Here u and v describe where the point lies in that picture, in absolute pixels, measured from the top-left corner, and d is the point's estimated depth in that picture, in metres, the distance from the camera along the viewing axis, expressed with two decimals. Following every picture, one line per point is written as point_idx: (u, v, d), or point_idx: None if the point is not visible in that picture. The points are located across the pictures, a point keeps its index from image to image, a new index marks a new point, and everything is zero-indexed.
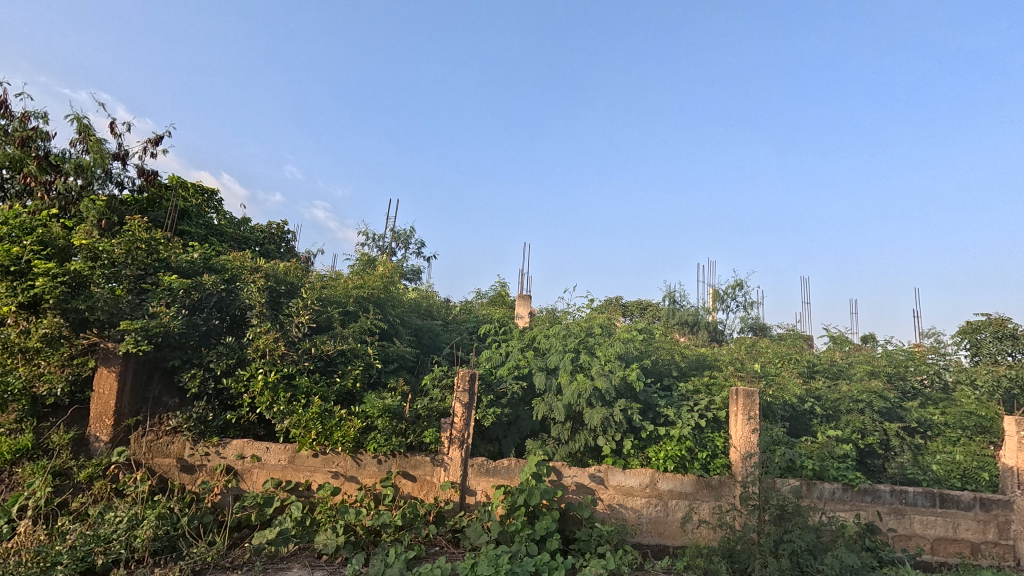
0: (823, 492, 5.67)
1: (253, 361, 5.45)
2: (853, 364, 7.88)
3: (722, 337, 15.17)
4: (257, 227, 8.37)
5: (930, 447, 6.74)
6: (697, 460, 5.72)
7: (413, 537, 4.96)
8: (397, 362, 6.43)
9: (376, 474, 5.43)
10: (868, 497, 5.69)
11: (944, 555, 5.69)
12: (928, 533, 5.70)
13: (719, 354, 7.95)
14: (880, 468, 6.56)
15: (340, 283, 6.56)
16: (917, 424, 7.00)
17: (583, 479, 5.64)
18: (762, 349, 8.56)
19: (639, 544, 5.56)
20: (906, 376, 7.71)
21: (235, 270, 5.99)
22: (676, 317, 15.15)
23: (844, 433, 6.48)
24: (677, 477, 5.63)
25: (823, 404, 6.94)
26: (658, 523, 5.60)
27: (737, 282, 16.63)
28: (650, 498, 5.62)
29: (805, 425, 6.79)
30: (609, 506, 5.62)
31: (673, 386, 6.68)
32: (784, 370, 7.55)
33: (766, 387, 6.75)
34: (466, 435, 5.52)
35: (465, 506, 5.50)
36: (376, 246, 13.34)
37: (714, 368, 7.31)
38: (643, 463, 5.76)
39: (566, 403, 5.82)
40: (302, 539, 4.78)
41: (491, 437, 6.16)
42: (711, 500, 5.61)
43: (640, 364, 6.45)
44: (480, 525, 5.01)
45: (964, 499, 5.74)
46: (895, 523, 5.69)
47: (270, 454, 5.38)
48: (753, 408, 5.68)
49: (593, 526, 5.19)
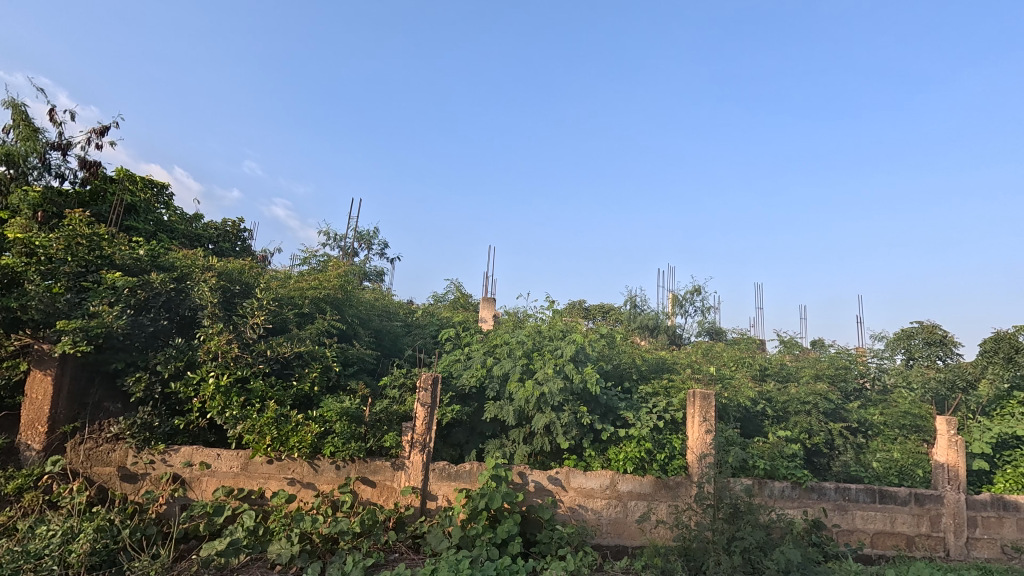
0: (773, 490, 5.91)
1: (205, 364, 5.24)
2: (800, 367, 8.27)
3: (681, 342, 15.56)
4: (211, 224, 7.98)
5: (871, 446, 7.09)
6: (655, 462, 5.86)
7: (371, 544, 4.84)
8: (357, 365, 6.28)
9: (334, 480, 5.30)
10: (814, 495, 5.97)
11: (882, 548, 6.02)
12: (869, 528, 6.03)
13: (678, 356, 8.14)
14: (825, 467, 6.95)
15: (295, 282, 6.32)
16: (858, 423, 7.36)
17: (543, 482, 5.68)
18: (718, 352, 8.81)
19: (599, 545, 5.64)
20: (848, 378, 8.11)
21: (186, 269, 5.69)
22: (637, 321, 15.45)
23: (793, 433, 6.76)
24: (636, 478, 5.76)
25: (774, 406, 7.22)
26: (618, 524, 5.70)
27: (695, 288, 17.08)
28: (610, 500, 5.72)
29: (757, 426, 7.06)
30: (570, 507, 5.68)
31: (633, 389, 6.83)
32: (738, 373, 7.83)
33: (721, 389, 6.94)
34: (427, 439, 5.47)
35: (426, 511, 5.44)
36: (337, 246, 12.99)
37: (672, 371, 7.47)
38: (603, 465, 5.85)
39: (517, 408, 5.90)
40: (254, 549, 4.60)
41: (453, 442, 6.22)
42: (668, 500, 5.78)
43: (598, 366, 6.53)
44: (441, 530, 4.98)
45: (901, 494, 6.10)
46: (838, 518, 5.99)
47: (221, 461, 5.16)
48: (708, 409, 5.92)
49: (553, 528, 5.24)
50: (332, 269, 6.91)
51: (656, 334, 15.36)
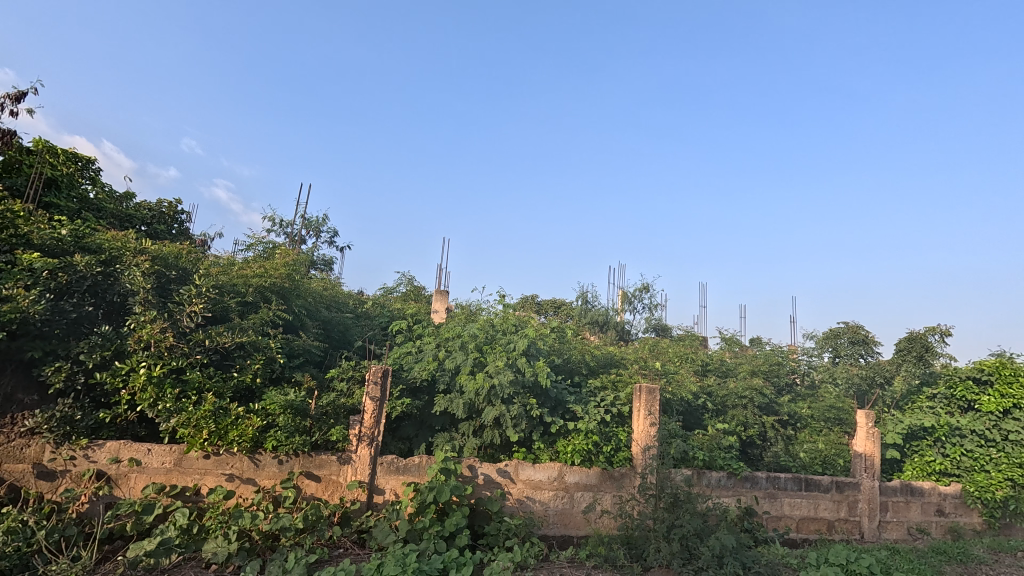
0: (711, 480, 6.21)
1: (135, 354, 4.92)
2: (739, 363, 8.71)
3: (629, 337, 16.01)
4: (144, 204, 7.46)
5: (799, 437, 7.56)
6: (602, 454, 6.00)
7: (314, 540, 4.71)
8: (303, 357, 6.07)
9: (276, 476, 5.12)
10: (747, 484, 6.33)
11: (806, 532, 6.47)
12: (795, 514, 6.45)
13: (626, 352, 8.37)
14: (758, 457, 7.39)
15: (238, 269, 6.03)
16: (789, 416, 7.80)
17: (492, 475, 5.72)
18: (664, 348, 9.13)
19: (546, 535, 5.75)
20: (781, 374, 8.62)
21: (115, 251, 5.28)
22: (587, 317, 15.77)
23: (731, 426, 7.13)
24: (583, 470, 5.91)
25: (714, 400, 7.57)
26: (564, 515, 5.82)
27: (644, 285, 17.59)
28: (558, 491, 5.83)
29: (698, 419, 7.37)
30: (518, 499, 5.75)
31: (582, 383, 6.98)
32: (682, 368, 8.15)
33: (666, 384, 7.21)
34: (375, 432, 5.38)
35: (373, 505, 5.36)
36: (283, 233, 12.47)
37: (620, 365, 7.68)
38: (551, 457, 5.96)
39: (467, 400, 5.89)
40: (187, 548, 4.38)
41: (402, 436, 6.15)
42: (613, 490, 5.96)
43: (549, 361, 6.63)
44: (388, 524, 4.92)
45: (824, 482, 6.57)
46: (768, 505, 6.38)
47: (152, 456, 4.87)
48: (653, 403, 6.14)
49: (501, 520, 5.28)
50: (278, 257, 6.63)
51: (605, 329, 15.71)
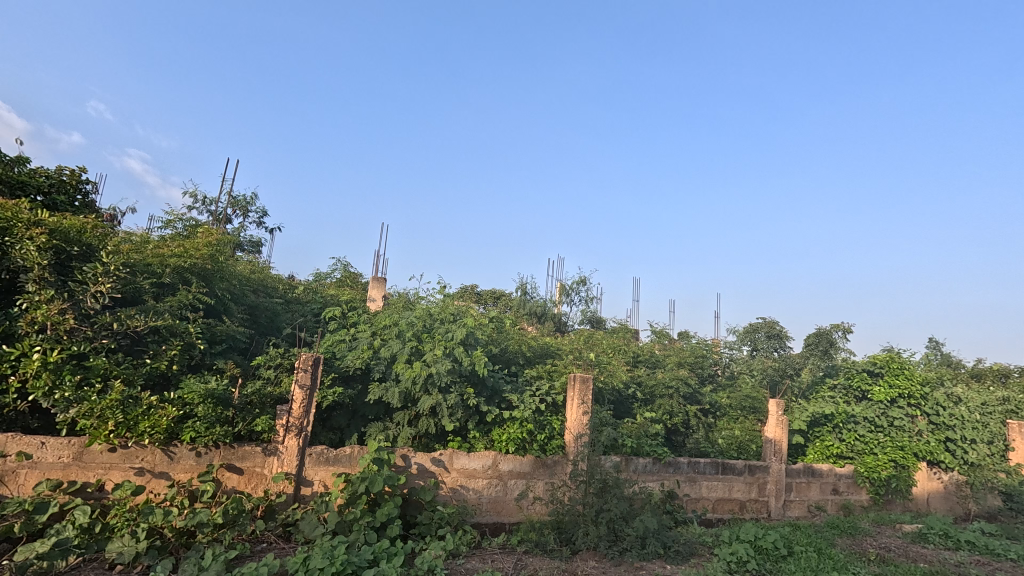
0: (638, 466, 6.50)
1: (28, 338, 4.43)
2: (666, 355, 9.15)
3: (566, 329, 16.38)
4: (41, 170, 6.68)
5: (719, 424, 8.06)
6: (536, 442, 6.13)
7: (235, 536, 4.47)
8: (226, 344, 5.71)
9: (193, 469, 4.81)
10: (671, 468, 6.69)
11: (721, 513, 6.95)
12: (712, 495, 6.91)
13: (562, 343, 8.55)
14: (681, 444, 7.84)
15: (152, 248, 5.56)
16: (710, 405, 8.31)
17: (426, 464, 5.68)
18: (598, 339, 9.43)
19: (478, 523, 5.79)
20: (704, 365, 9.16)
21: (3, 220, 4.67)
22: (526, 308, 15.95)
23: (657, 415, 7.50)
24: (517, 458, 6.00)
25: (643, 389, 7.92)
26: (497, 502, 5.89)
27: (581, 279, 18.01)
28: (491, 479, 5.89)
29: (627, 408, 7.69)
30: (452, 488, 5.75)
31: (519, 372, 7.06)
32: (614, 359, 8.45)
33: (599, 373, 7.44)
34: (304, 422, 5.18)
35: (300, 498, 5.16)
36: (206, 210, 11.62)
37: (556, 356, 7.84)
38: (486, 446, 6.00)
39: (403, 389, 5.80)
40: (87, 549, 4.03)
41: (333, 426, 5.96)
42: (545, 477, 6.11)
43: (486, 351, 6.65)
44: (316, 517, 4.77)
45: (739, 466, 7.09)
46: (688, 489, 6.78)
47: (46, 450, 4.42)
48: (586, 392, 6.31)
49: (434, 509, 5.26)
50: (200, 236, 6.18)
51: (543, 321, 15.95)
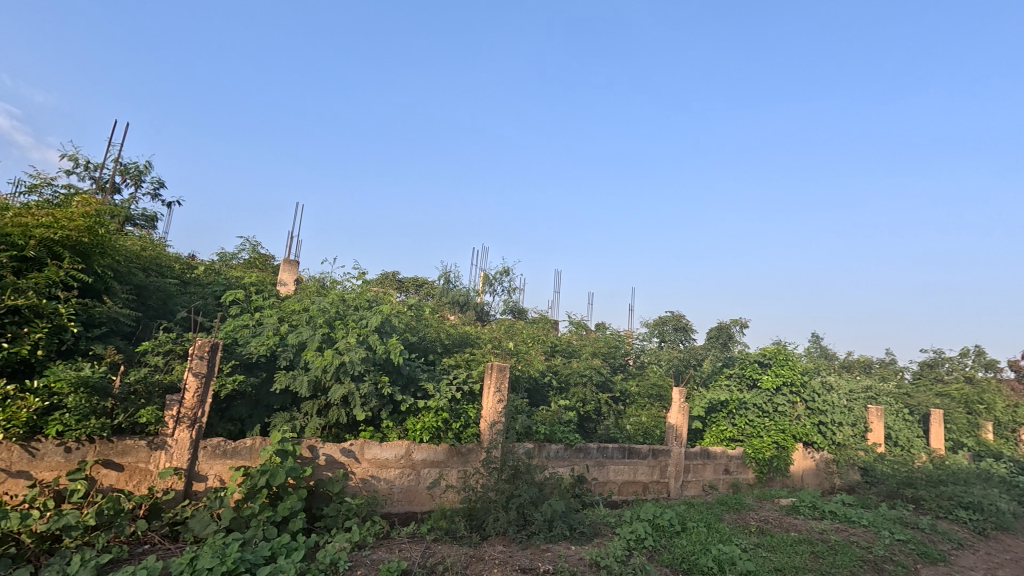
0: (550, 452, 6.69)
1: None
2: (582, 345, 9.48)
3: (487, 318, 16.46)
4: None
5: (628, 411, 8.51)
6: (451, 430, 6.12)
7: (110, 538, 4.06)
8: (106, 327, 5.13)
9: (61, 467, 4.29)
10: (581, 454, 6.97)
11: (625, 494, 7.36)
12: (618, 479, 7.29)
13: (482, 331, 8.57)
14: (592, 430, 8.18)
15: (13, 215, 4.83)
16: (620, 393, 8.73)
17: (335, 455, 5.47)
18: (518, 329, 9.56)
19: (388, 513, 5.70)
20: (617, 355, 9.59)
21: None
22: (448, 296, 15.82)
23: (571, 402, 7.77)
24: (431, 447, 5.95)
25: (558, 378, 8.14)
26: (409, 492, 5.82)
27: (504, 269, 18.15)
28: (404, 469, 5.80)
29: (543, 396, 7.88)
30: (362, 479, 5.59)
31: (436, 361, 7.00)
32: (532, 349, 8.61)
33: (516, 362, 7.56)
34: (198, 413, 4.79)
35: (191, 494, 4.79)
36: (88, 177, 10.32)
37: (475, 345, 7.85)
38: (400, 435, 5.90)
39: (312, 378, 5.54)
40: None
41: (232, 417, 5.57)
42: (459, 465, 6.12)
43: (403, 338, 6.51)
44: (209, 513, 4.45)
45: (644, 450, 7.53)
46: (597, 473, 7.10)
47: None
48: (503, 381, 6.40)
49: (341, 501, 5.09)
50: (76, 204, 5.47)
51: (464, 310, 15.91)
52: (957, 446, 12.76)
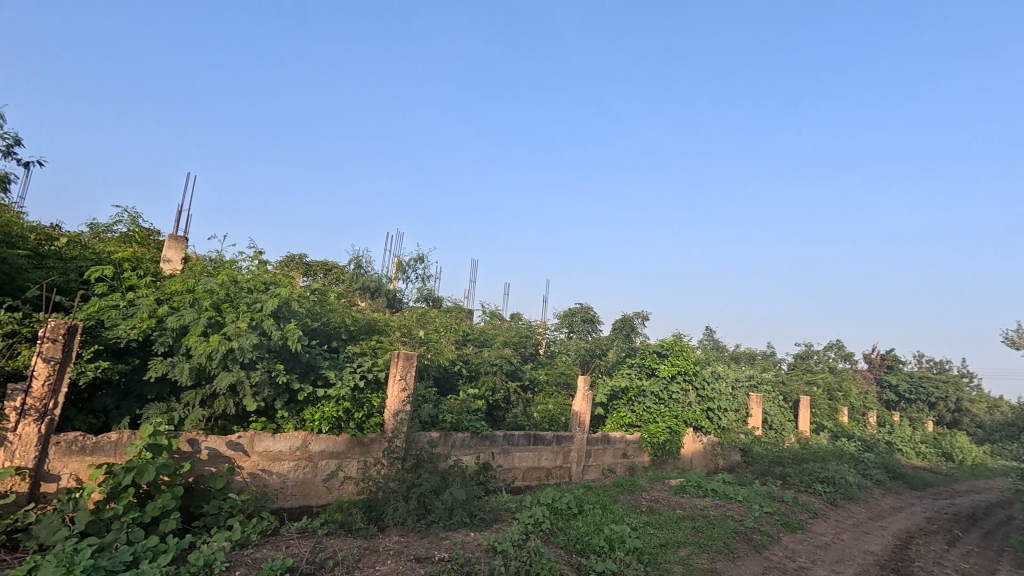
0: (455, 440, 6.67)
1: None
2: (494, 334, 9.52)
3: (399, 306, 16.03)
4: None
5: (535, 399, 8.71)
6: (352, 420, 5.92)
7: None
8: None
9: None
10: (487, 441, 7.03)
11: (529, 479, 7.53)
12: (523, 465, 7.44)
13: (391, 318, 8.31)
14: (501, 418, 8.26)
15: None
16: (529, 381, 8.90)
17: (219, 448, 5.04)
18: (430, 317, 9.38)
19: (280, 508, 5.37)
20: (527, 345, 9.74)
21: None
22: (358, 282, 15.19)
23: (480, 391, 7.78)
24: (330, 437, 5.68)
25: (469, 366, 8.10)
26: (304, 485, 5.52)
27: (419, 256, 17.76)
28: (299, 461, 5.49)
29: (452, 384, 7.82)
30: (251, 473, 5.21)
31: (340, 349, 6.68)
32: (444, 337, 8.50)
33: (425, 351, 7.42)
34: (49, 404, 4.18)
35: (39, 496, 4.18)
36: None
37: (383, 332, 7.58)
38: (296, 426, 5.59)
39: (195, 365, 5.05)
40: None
41: (95, 409, 4.95)
42: (360, 456, 5.91)
43: (303, 325, 6.13)
44: (59, 518, 3.91)
45: (548, 437, 7.75)
46: (502, 460, 7.19)
47: None
48: (409, 370, 6.24)
49: (225, 498, 4.71)
50: None
51: (375, 297, 15.36)
52: (819, 428, 14.50)
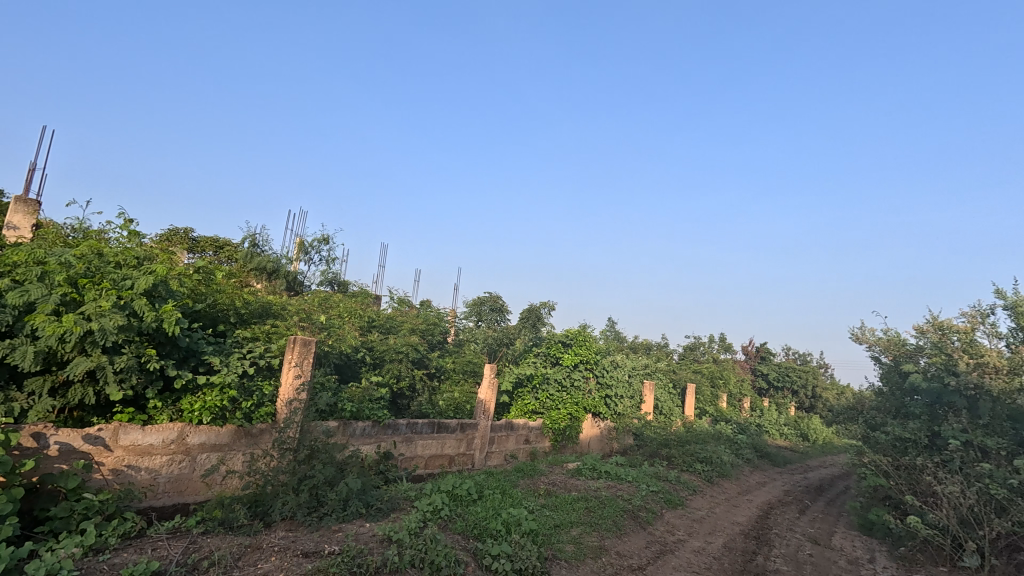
0: (355, 430, 6.43)
1: None
2: (402, 321, 9.29)
3: (300, 289, 15.09)
4: None
5: (441, 388, 8.65)
6: (239, 410, 5.48)
7: None
8: None
9: None
10: (389, 430, 6.86)
11: (432, 467, 7.48)
12: (425, 453, 7.37)
13: (289, 302, 7.79)
14: (405, 406, 8.10)
15: None
16: (436, 369, 8.81)
17: (73, 443, 4.43)
18: (333, 302, 8.93)
19: (149, 508, 4.83)
20: (435, 333, 9.62)
21: None
22: (254, 262, 14.05)
23: (384, 378, 7.56)
24: (211, 429, 5.23)
25: (373, 353, 7.82)
26: (179, 481, 5.03)
27: (324, 238, 16.82)
28: (174, 455, 4.99)
29: (354, 371, 7.52)
30: (113, 470, 4.64)
31: (227, 333, 6.14)
32: (347, 323, 8.14)
33: (325, 338, 7.06)
34: None
35: None
36: None
37: (280, 316, 7.09)
38: (171, 417, 5.08)
39: (42, 349, 4.39)
40: None
41: None
42: (246, 448, 5.49)
43: (183, 306, 5.55)
44: None
45: (452, 425, 7.74)
46: (404, 449, 7.06)
47: None
48: (306, 356, 5.89)
49: (78, 498, 4.14)
50: None
51: (273, 279, 14.31)
52: (703, 413, 15.92)
